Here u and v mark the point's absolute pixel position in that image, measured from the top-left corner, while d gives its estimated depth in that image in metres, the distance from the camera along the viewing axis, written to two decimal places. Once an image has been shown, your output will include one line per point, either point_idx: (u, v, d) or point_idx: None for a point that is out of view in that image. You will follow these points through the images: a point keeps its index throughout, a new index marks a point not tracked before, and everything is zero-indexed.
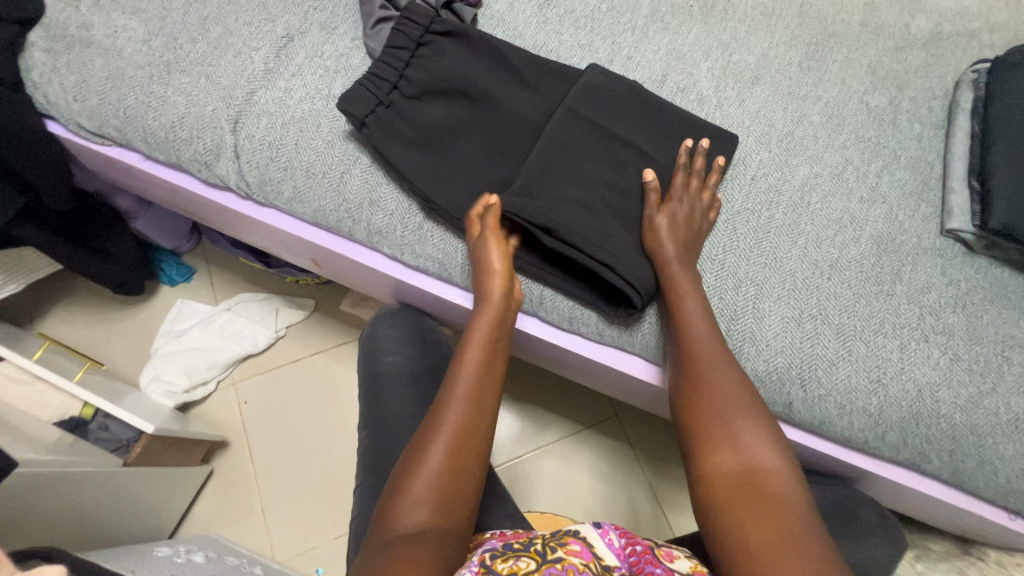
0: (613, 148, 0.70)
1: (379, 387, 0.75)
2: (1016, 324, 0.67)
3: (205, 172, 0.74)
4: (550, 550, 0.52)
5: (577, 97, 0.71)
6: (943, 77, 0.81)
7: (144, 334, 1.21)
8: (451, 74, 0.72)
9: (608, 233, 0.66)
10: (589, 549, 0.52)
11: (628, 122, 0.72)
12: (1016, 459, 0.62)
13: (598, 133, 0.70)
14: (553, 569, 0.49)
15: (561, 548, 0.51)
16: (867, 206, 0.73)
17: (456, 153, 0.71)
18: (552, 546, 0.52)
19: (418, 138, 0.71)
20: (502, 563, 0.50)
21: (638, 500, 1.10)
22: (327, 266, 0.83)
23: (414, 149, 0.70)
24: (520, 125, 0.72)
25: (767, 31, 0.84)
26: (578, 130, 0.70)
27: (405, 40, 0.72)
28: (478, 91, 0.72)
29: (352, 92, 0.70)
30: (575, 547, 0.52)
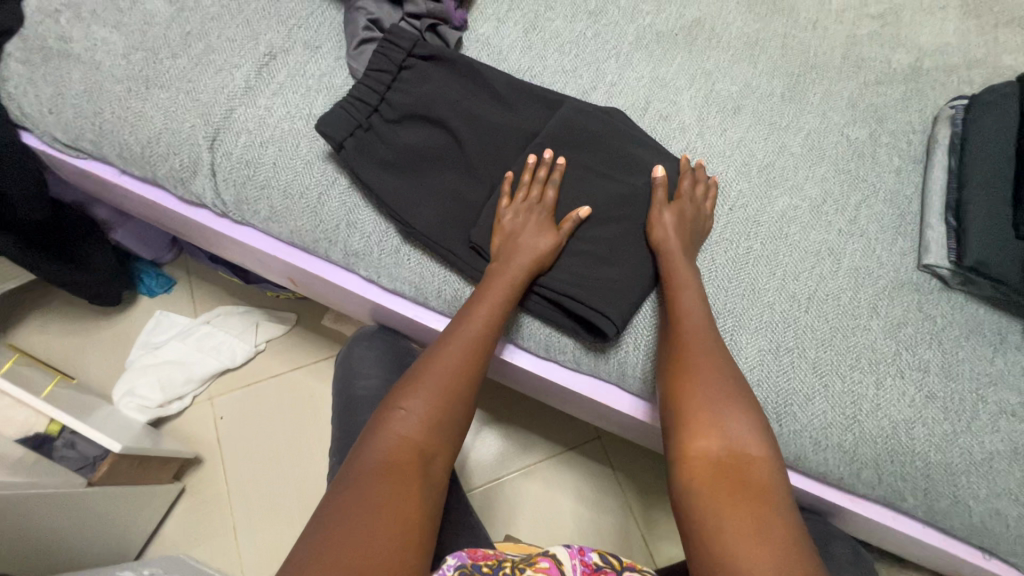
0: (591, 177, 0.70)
1: (352, 412, 0.73)
2: (990, 362, 0.67)
3: (181, 189, 0.73)
4: (520, 572, 0.52)
5: (557, 123, 0.71)
6: (922, 112, 0.82)
7: (119, 346, 1.19)
8: (431, 97, 0.72)
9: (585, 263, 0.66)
10: (556, 565, 0.52)
11: (607, 150, 0.71)
12: (990, 499, 0.62)
13: (577, 158, 0.71)
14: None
15: (529, 569, 0.52)
16: (845, 239, 0.73)
17: (435, 177, 0.70)
18: (521, 567, 0.53)
19: (397, 162, 0.70)
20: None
21: (619, 524, 1.09)
22: (305, 285, 0.82)
23: (392, 173, 0.70)
24: (500, 150, 0.71)
25: (750, 62, 0.84)
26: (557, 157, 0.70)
27: (386, 63, 0.72)
28: (458, 114, 0.72)
29: (331, 114, 0.69)
30: (543, 565, 0.53)
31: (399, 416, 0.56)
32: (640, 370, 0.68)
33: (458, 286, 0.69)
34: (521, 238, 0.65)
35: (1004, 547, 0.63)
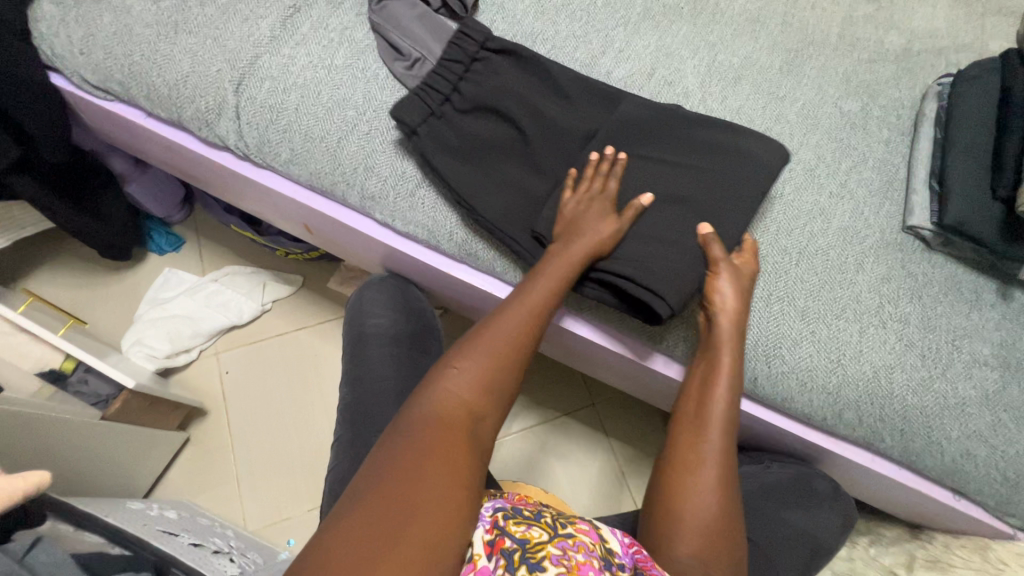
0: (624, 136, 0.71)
1: (363, 349, 0.76)
2: (966, 316, 0.71)
3: (205, 130, 0.76)
4: (560, 526, 0.51)
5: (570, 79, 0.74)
6: (911, 89, 0.87)
7: (128, 299, 1.21)
8: (501, 89, 0.74)
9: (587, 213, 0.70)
10: (597, 532, 0.52)
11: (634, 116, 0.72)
12: (961, 439, 0.67)
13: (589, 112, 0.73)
14: (566, 544, 0.49)
15: (571, 526, 0.51)
16: (835, 201, 0.77)
17: (504, 169, 0.72)
18: (563, 523, 0.52)
19: (465, 151, 0.72)
20: (515, 527, 0.50)
21: (612, 486, 1.13)
22: (318, 231, 0.85)
23: (466, 163, 0.72)
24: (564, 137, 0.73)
25: (751, 36, 0.89)
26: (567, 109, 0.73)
27: (459, 55, 0.74)
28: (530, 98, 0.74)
29: (406, 99, 0.72)
30: (583, 527, 0.52)
31: (467, 371, 0.59)
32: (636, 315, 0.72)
33: (469, 230, 0.73)
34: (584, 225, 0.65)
35: (973, 485, 0.67)
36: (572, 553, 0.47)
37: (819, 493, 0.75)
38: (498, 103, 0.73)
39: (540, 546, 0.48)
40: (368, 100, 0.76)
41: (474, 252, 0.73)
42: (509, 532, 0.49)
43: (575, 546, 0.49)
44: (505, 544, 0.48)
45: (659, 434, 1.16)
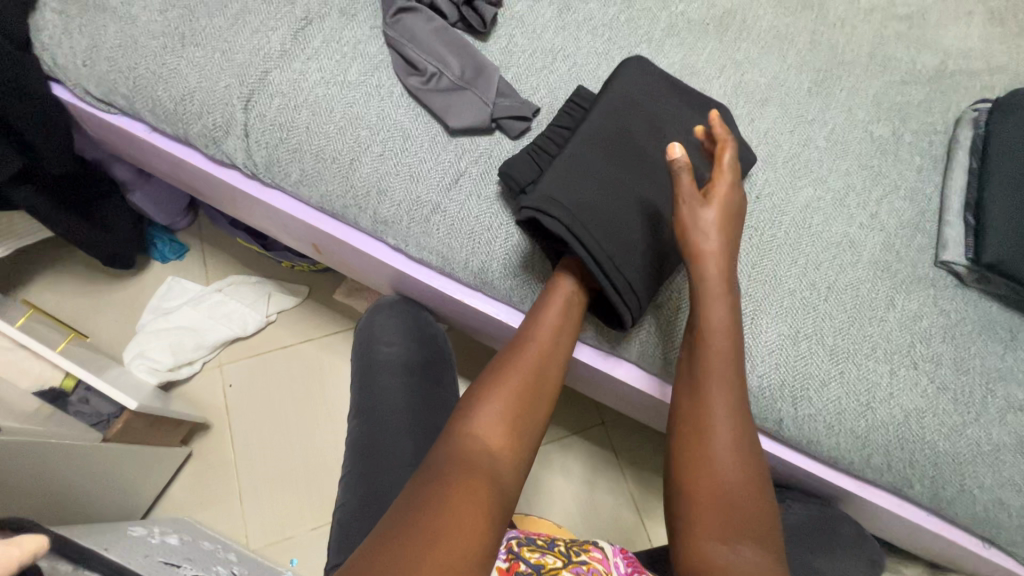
0: (626, 129, 0.70)
1: (373, 378, 0.74)
2: (1000, 357, 0.69)
3: (213, 148, 0.74)
4: (574, 554, 0.57)
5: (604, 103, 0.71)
6: (944, 114, 0.84)
7: (130, 309, 1.19)
8: None
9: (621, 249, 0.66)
10: (606, 559, 0.57)
11: (641, 108, 0.71)
12: (993, 488, 0.64)
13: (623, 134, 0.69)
14: (578, 569, 0.54)
15: (585, 554, 0.57)
16: (865, 232, 0.75)
17: None
18: (576, 551, 0.57)
19: None
20: (530, 553, 0.56)
21: (622, 510, 1.10)
22: (327, 251, 0.82)
23: None
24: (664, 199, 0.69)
25: (779, 55, 0.85)
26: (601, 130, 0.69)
27: (572, 120, 0.72)
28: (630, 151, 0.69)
29: (518, 160, 0.69)
30: (596, 556, 0.57)
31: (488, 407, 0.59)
32: (659, 351, 0.69)
33: (485, 258, 0.70)
34: (698, 216, 0.62)
35: (1005, 535, 0.65)
36: None
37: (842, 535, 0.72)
38: None
39: (553, 570, 0.53)
40: (381, 119, 0.73)
41: (491, 281, 0.70)
42: (524, 558, 0.55)
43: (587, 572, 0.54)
44: (520, 567, 0.53)
45: None
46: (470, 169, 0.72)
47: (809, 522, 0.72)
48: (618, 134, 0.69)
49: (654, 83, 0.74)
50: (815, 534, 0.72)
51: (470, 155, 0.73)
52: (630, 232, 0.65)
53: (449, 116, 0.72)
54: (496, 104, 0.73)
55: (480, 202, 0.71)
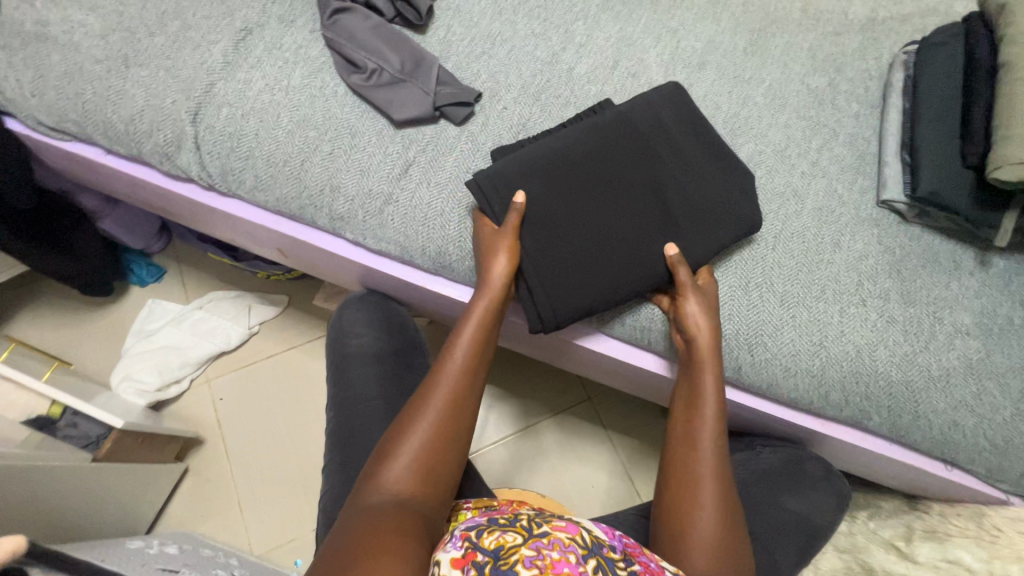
0: (614, 141, 0.69)
1: (346, 371, 0.76)
2: (945, 287, 0.72)
3: (167, 164, 0.75)
4: (536, 527, 0.50)
5: (605, 121, 0.70)
6: (878, 60, 0.86)
7: (114, 335, 1.20)
8: (613, 167, 0.68)
9: (573, 250, 0.67)
10: (572, 525, 0.50)
11: (615, 126, 0.69)
12: (947, 411, 0.67)
13: (612, 147, 0.69)
14: (540, 544, 0.47)
15: (547, 525, 0.50)
16: (809, 180, 0.77)
17: (582, 228, 0.67)
18: (538, 524, 0.50)
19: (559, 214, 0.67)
20: (488, 537, 0.48)
21: (614, 479, 1.13)
22: (293, 254, 0.84)
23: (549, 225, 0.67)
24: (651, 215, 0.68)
25: (712, 19, 0.88)
26: (588, 143, 0.69)
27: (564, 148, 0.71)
28: (619, 164, 0.68)
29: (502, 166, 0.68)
30: (561, 524, 0.50)
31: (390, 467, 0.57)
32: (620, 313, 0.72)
33: (441, 243, 0.72)
34: (686, 310, 0.65)
35: (963, 455, 0.67)
36: (546, 552, 0.46)
37: (815, 474, 0.74)
38: (601, 169, 0.68)
39: (513, 550, 0.46)
40: (328, 119, 0.75)
41: (450, 264, 0.73)
42: (480, 545, 0.47)
43: (549, 545, 0.47)
44: (477, 556, 0.46)
45: (656, 423, 1.16)
46: (418, 158, 0.74)
47: (779, 464, 0.75)
48: (598, 151, 0.69)
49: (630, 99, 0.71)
50: (786, 474, 0.74)
51: (417, 144, 0.75)
52: (567, 247, 0.67)
53: (393, 109, 0.74)
54: (437, 93, 0.75)
55: (431, 189, 0.73)
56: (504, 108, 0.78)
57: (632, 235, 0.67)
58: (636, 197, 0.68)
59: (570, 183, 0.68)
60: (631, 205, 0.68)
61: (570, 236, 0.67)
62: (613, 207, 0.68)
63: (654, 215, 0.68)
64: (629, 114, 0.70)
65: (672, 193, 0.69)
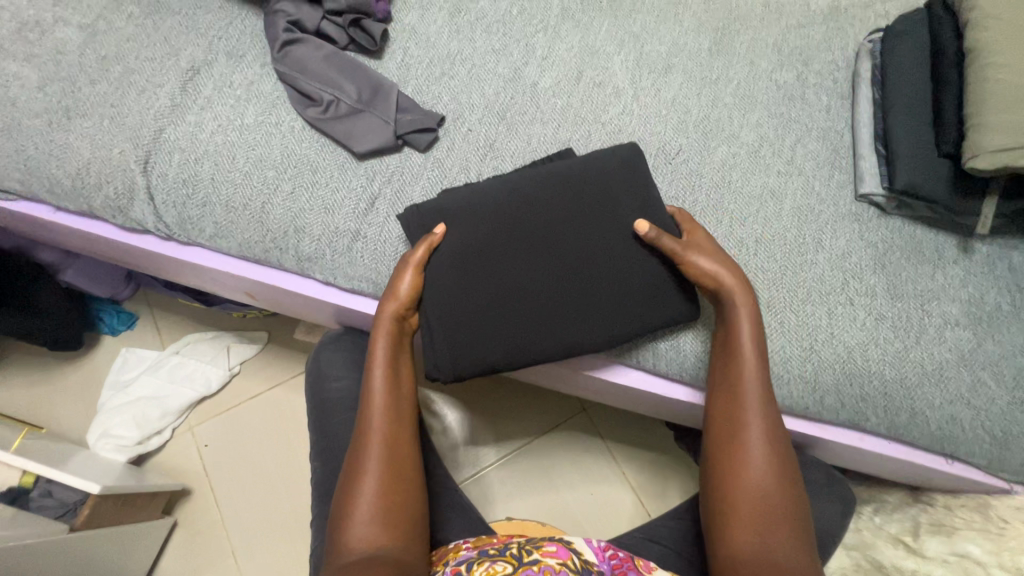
0: (549, 197, 0.67)
1: (327, 417, 0.73)
2: (931, 278, 0.70)
3: (120, 217, 0.72)
4: (527, 554, 0.53)
5: (553, 174, 0.68)
6: (844, 50, 0.85)
7: (88, 389, 1.16)
8: (540, 224, 0.66)
9: (476, 303, 0.65)
10: (563, 549, 0.54)
11: (566, 187, 0.67)
12: (944, 405, 0.66)
13: (542, 203, 0.67)
14: (531, 571, 0.50)
15: (537, 551, 0.53)
16: (785, 179, 0.75)
17: (492, 280, 0.66)
18: (529, 550, 0.54)
19: (469, 263, 0.66)
20: (478, 568, 0.52)
21: (616, 493, 1.11)
22: (263, 298, 0.81)
23: (456, 273, 0.66)
24: (566, 275, 0.66)
25: (675, 21, 0.86)
26: (518, 195, 0.67)
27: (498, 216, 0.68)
28: (547, 221, 0.66)
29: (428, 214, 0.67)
30: (551, 549, 0.54)
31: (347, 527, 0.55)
32: None
33: None
34: (733, 305, 0.63)
35: (963, 448, 0.66)
36: None
37: (817, 480, 0.73)
38: (523, 226, 0.66)
39: None
40: (287, 156, 0.72)
41: None
42: None
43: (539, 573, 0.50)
44: None
45: (654, 428, 1.15)
46: (383, 190, 0.71)
47: None
48: (530, 204, 0.67)
49: (596, 164, 0.68)
50: None
51: (381, 176, 0.72)
52: (472, 299, 0.65)
53: (353, 141, 0.71)
54: (397, 121, 0.72)
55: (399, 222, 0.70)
56: (468, 130, 0.75)
57: (538, 296, 0.65)
58: (558, 253, 0.66)
59: (491, 232, 0.66)
60: (549, 265, 0.66)
61: (475, 287, 0.65)
62: (529, 263, 0.66)
63: (574, 274, 0.66)
64: (584, 177, 0.68)
65: (598, 264, 0.66)
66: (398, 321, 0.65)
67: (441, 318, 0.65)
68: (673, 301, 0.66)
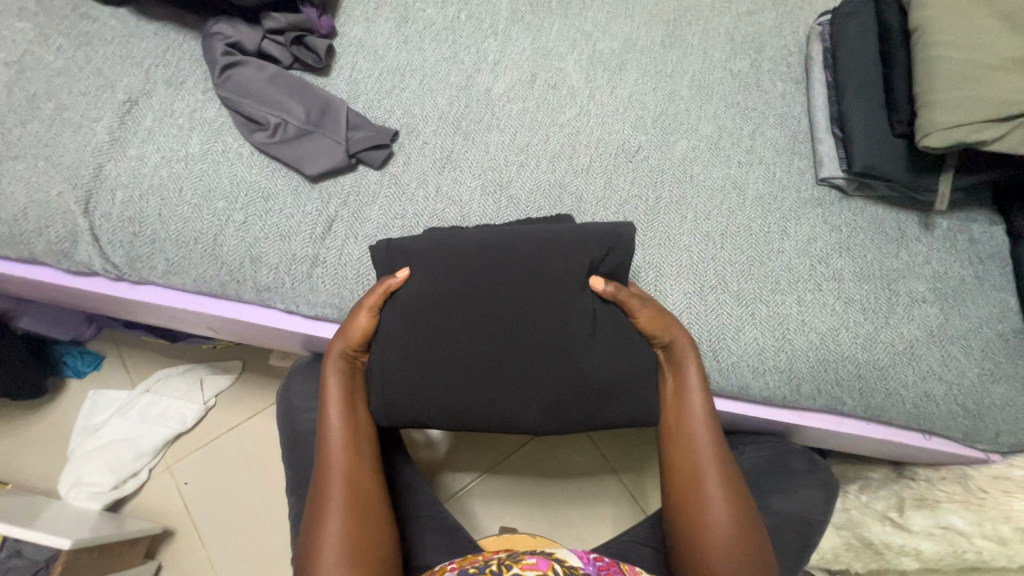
0: (521, 266, 0.61)
1: (302, 450, 0.70)
2: (895, 257, 0.71)
3: (66, 262, 0.69)
4: (506, 569, 0.49)
5: (533, 241, 0.62)
6: (795, 34, 0.85)
7: (57, 436, 1.12)
8: (500, 294, 0.60)
9: (416, 370, 0.59)
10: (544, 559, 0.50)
11: (545, 253, 0.61)
12: (917, 383, 0.66)
13: (513, 271, 0.61)
14: None
15: (516, 565, 0.49)
16: (746, 169, 0.75)
17: (434, 351, 0.60)
18: (508, 565, 0.50)
19: (416, 330, 0.60)
20: None
21: (608, 490, 1.03)
22: (227, 331, 0.78)
23: (401, 337, 0.60)
24: (513, 352, 0.59)
25: (626, 15, 0.85)
26: (490, 259, 0.61)
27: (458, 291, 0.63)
28: (511, 291, 0.60)
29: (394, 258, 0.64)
30: (531, 561, 0.50)
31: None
32: None
33: None
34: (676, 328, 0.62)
35: (939, 423, 0.67)
36: None
37: (801, 467, 0.73)
38: (484, 294, 0.60)
39: None
40: (236, 184, 0.69)
41: None
42: None
43: None
44: None
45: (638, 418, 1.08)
46: (340, 212, 0.69)
47: (765, 463, 0.73)
48: (499, 272, 0.61)
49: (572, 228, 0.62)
50: (773, 472, 0.72)
51: (337, 197, 0.70)
52: (409, 369, 0.59)
53: (304, 164, 0.69)
54: (349, 139, 0.70)
55: (359, 243, 0.68)
56: (424, 142, 0.74)
57: (481, 374, 0.59)
58: (514, 327, 0.60)
59: (446, 291, 0.60)
60: (498, 342, 0.59)
61: (416, 354, 0.60)
62: (477, 334, 0.59)
63: (521, 352, 0.59)
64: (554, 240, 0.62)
65: (547, 348, 0.60)
66: (348, 361, 0.63)
67: (383, 382, 0.60)
68: (624, 388, 0.60)
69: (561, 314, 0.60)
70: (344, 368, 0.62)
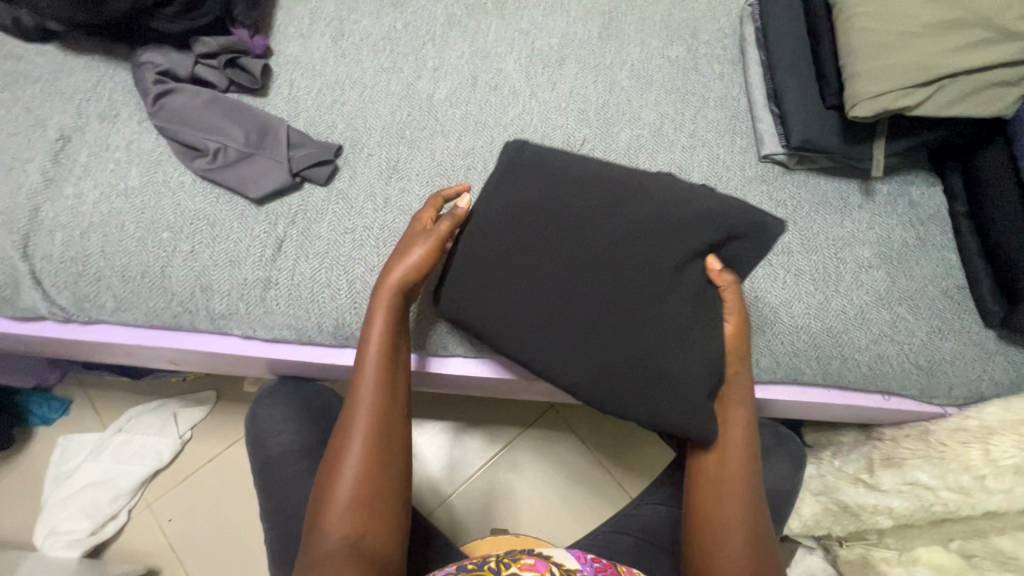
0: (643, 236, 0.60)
1: (273, 475, 0.71)
2: (841, 226, 0.73)
3: (10, 309, 0.67)
4: (505, 568, 0.52)
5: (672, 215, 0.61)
6: (728, 16, 0.87)
7: (29, 486, 1.09)
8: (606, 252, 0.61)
9: (481, 301, 0.62)
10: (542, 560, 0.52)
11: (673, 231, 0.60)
12: (870, 346, 0.68)
13: (636, 237, 0.60)
14: None
15: (515, 564, 0.51)
16: (690, 153, 0.76)
17: (504, 294, 0.62)
18: (507, 564, 0.52)
19: (493, 269, 0.62)
20: None
21: (595, 481, 1.09)
22: (188, 363, 0.77)
23: (473, 280, 0.63)
24: (588, 297, 0.60)
25: (562, 11, 0.86)
26: (612, 220, 0.61)
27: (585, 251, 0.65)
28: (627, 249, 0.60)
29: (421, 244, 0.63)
30: (528, 561, 0.52)
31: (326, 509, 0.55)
32: None
33: (336, 314, 0.67)
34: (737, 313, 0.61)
35: (895, 383, 0.68)
36: None
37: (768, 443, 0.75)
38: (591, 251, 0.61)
39: None
40: (180, 214, 0.68)
41: (354, 333, 0.68)
42: None
43: None
44: None
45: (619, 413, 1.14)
46: (289, 231, 0.68)
47: None
48: (616, 244, 0.61)
49: (696, 211, 0.61)
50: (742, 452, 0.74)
51: (284, 218, 0.69)
52: (475, 305, 0.62)
53: (248, 187, 0.68)
54: (291, 158, 0.69)
55: (311, 261, 0.68)
56: (369, 154, 0.73)
57: (551, 322, 0.61)
58: (601, 283, 0.60)
59: (545, 240, 0.62)
60: (574, 291, 0.60)
61: (482, 297, 0.62)
62: (557, 281, 0.61)
63: (586, 308, 0.60)
64: (631, 228, 0.61)
65: (620, 311, 0.60)
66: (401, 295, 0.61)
67: (450, 306, 0.64)
68: (680, 377, 0.60)
69: (654, 281, 0.60)
70: (395, 301, 0.61)
